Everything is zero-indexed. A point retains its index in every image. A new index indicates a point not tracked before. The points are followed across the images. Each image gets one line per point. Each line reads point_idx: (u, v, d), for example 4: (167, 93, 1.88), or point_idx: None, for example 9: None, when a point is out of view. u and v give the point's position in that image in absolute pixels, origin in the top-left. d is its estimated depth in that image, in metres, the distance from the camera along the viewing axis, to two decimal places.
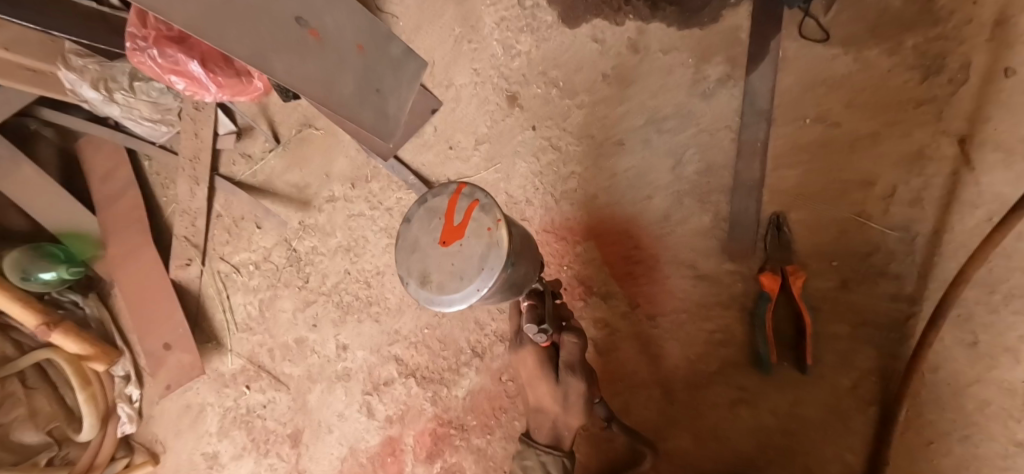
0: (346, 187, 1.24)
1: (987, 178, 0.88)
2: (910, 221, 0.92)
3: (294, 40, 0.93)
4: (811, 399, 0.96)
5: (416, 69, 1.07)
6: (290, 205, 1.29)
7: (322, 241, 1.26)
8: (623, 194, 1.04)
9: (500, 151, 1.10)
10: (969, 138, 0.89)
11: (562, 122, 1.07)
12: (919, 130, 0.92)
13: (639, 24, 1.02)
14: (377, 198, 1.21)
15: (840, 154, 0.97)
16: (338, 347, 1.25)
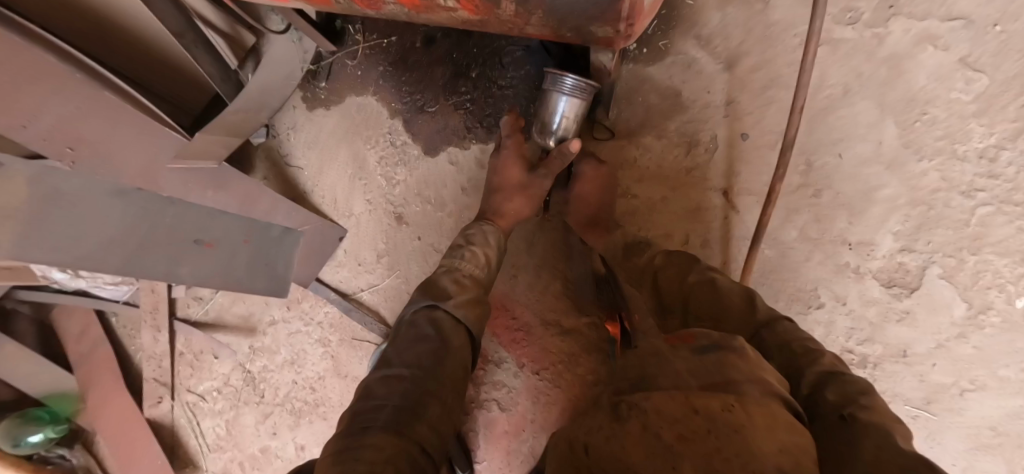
0: (283, 308, 1.46)
1: (749, 215, 1.20)
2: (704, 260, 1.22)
3: (192, 255, 1.32)
4: None
5: (296, 239, 1.39)
6: (239, 333, 1.52)
7: (270, 359, 1.48)
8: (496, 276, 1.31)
9: (398, 258, 1.38)
10: (729, 190, 1.21)
11: (438, 229, 1.37)
12: (695, 190, 1.23)
13: (480, 145, 1.36)
14: (309, 315, 1.44)
15: (643, 216, 1.25)
16: (298, 447, 1.46)
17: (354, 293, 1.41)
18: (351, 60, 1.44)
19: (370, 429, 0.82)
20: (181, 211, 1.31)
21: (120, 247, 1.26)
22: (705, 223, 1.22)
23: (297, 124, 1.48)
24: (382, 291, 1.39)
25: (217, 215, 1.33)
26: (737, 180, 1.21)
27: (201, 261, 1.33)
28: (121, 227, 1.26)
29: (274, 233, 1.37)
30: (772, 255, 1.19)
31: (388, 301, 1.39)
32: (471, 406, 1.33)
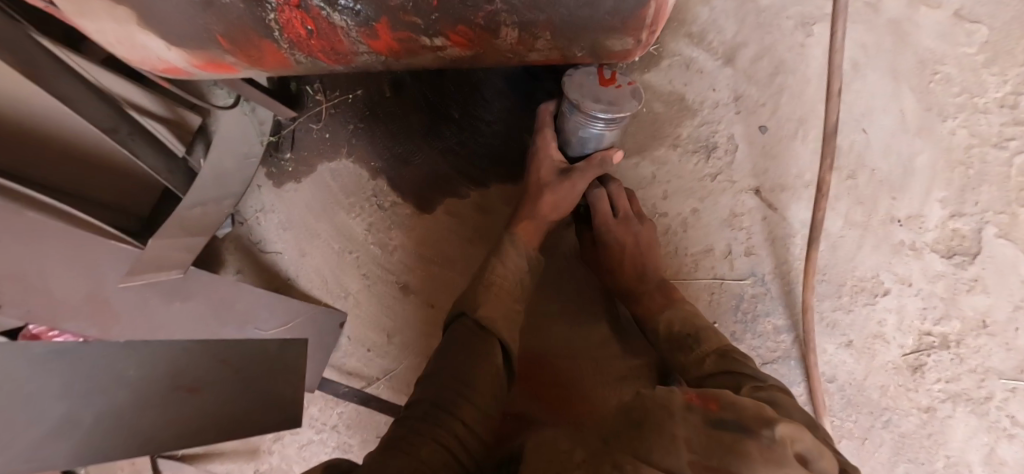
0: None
1: (791, 210, 1.12)
2: (753, 266, 1.12)
3: (175, 409, 1.12)
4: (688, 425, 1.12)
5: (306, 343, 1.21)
6: (242, 456, 1.25)
7: None
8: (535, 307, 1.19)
9: (411, 334, 1.21)
10: (761, 188, 1.13)
11: (451, 291, 1.22)
12: (723, 196, 1.14)
13: (479, 190, 1.23)
14: (320, 420, 1.23)
15: (676, 233, 1.15)
16: None
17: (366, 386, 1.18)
18: (315, 124, 1.28)
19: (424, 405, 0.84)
20: (144, 360, 1.11)
21: (84, 419, 1.05)
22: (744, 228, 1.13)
23: (267, 205, 1.30)
24: (399, 377, 1.18)
25: (193, 351, 1.15)
26: (766, 177, 1.14)
27: (186, 414, 1.13)
28: (75, 401, 1.05)
29: (253, 349, 1.19)
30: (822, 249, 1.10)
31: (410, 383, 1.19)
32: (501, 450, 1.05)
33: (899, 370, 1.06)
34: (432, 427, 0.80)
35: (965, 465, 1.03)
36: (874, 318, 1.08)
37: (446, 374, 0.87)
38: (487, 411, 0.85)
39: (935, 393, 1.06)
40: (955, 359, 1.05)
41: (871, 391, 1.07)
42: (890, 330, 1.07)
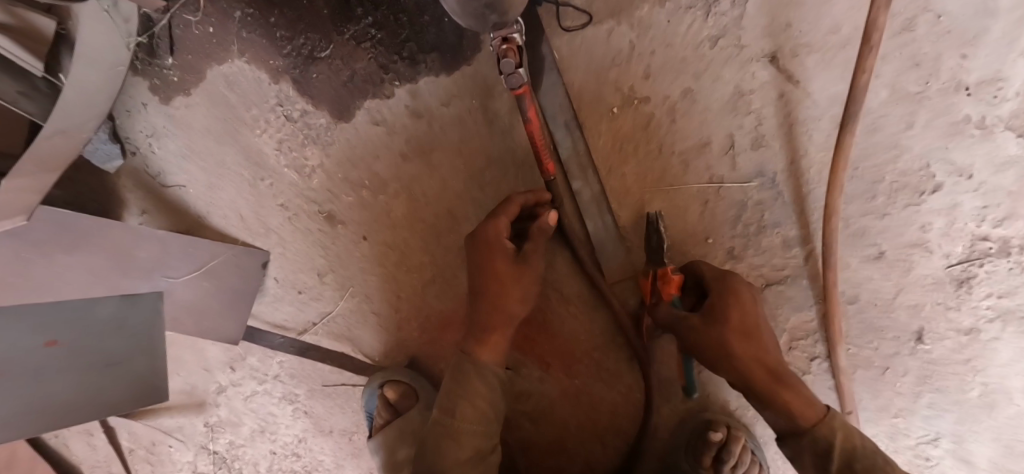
0: (228, 372, 1.02)
1: (817, 83, 0.91)
2: (761, 164, 0.92)
3: (51, 366, 0.91)
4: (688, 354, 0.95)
5: (234, 281, 0.98)
6: (188, 409, 1.04)
7: (235, 433, 1.03)
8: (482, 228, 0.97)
9: (349, 273, 0.99)
10: (778, 53, 0.91)
11: (388, 220, 0.99)
12: (728, 69, 0.93)
13: (408, 86, 0.97)
14: (262, 371, 1.01)
15: (660, 127, 0.95)
16: None
17: (301, 336, 1.00)
18: (193, 15, 0.99)
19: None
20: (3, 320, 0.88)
21: None
22: (751, 111, 0.93)
23: (159, 128, 1.03)
24: (338, 321, 0.99)
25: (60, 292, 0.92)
26: (785, 38, 0.91)
27: (62, 370, 0.92)
28: None
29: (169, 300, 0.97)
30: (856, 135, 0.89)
31: (355, 329, 0.99)
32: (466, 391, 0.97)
33: (941, 283, 0.90)
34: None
35: (1003, 393, 0.91)
36: (916, 224, 0.90)
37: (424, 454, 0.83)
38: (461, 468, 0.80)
39: (980, 311, 0.90)
40: (1015, 268, 0.87)
41: (901, 312, 0.92)
42: (934, 237, 0.89)
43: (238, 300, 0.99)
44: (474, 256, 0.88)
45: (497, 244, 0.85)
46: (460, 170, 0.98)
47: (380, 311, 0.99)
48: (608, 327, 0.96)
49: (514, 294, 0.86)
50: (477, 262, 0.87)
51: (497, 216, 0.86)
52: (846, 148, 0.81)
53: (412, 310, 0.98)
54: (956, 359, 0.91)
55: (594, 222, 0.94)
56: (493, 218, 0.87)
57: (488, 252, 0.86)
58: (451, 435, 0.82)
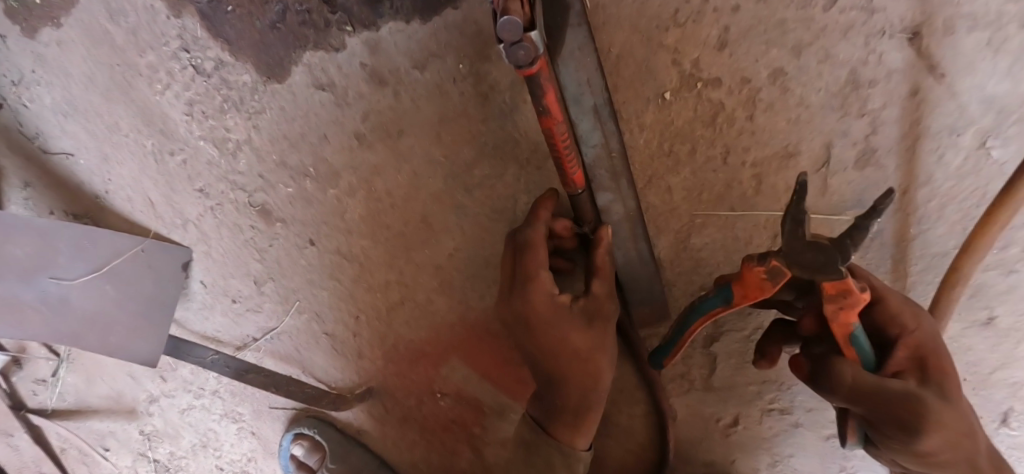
0: (157, 381, 0.85)
1: (975, 81, 0.61)
2: (865, 189, 0.66)
3: None
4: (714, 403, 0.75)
5: (150, 286, 0.77)
6: (118, 415, 0.88)
7: (175, 443, 0.87)
8: (470, 243, 0.71)
9: (292, 285, 0.77)
10: (926, 28, 0.60)
11: (342, 222, 0.73)
12: (842, 45, 0.62)
13: (367, 35, 0.65)
14: (196, 384, 0.84)
15: (731, 125, 0.65)
16: None
17: (239, 354, 0.81)
18: None
19: None
20: None
21: None
22: (862, 113, 0.64)
23: (26, 72, 0.75)
24: (284, 339, 0.80)
25: None
26: (939, 3, 0.60)
27: None
28: None
29: (63, 307, 0.76)
30: (1004, 162, 0.63)
31: (304, 352, 0.80)
32: (434, 422, 0.80)
33: None
34: None
35: None
36: None
37: None
38: None
39: None
40: None
41: (993, 387, 0.71)
42: None
43: (151, 310, 0.76)
44: (517, 330, 0.61)
45: (557, 315, 0.58)
46: (436, 164, 0.69)
47: (333, 332, 0.78)
48: (628, 375, 0.75)
49: (603, 371, 0.59)
50: (523, 337, 0.61)
51: (533, 278, 0.58)
52: (1015, 198, 0.55)
53: (373, 338, 0.77)
54: None
55: (626, 249, 0.67)
56: (525, 285, 0.59)
57: (529, 329, 0.60)
58: None
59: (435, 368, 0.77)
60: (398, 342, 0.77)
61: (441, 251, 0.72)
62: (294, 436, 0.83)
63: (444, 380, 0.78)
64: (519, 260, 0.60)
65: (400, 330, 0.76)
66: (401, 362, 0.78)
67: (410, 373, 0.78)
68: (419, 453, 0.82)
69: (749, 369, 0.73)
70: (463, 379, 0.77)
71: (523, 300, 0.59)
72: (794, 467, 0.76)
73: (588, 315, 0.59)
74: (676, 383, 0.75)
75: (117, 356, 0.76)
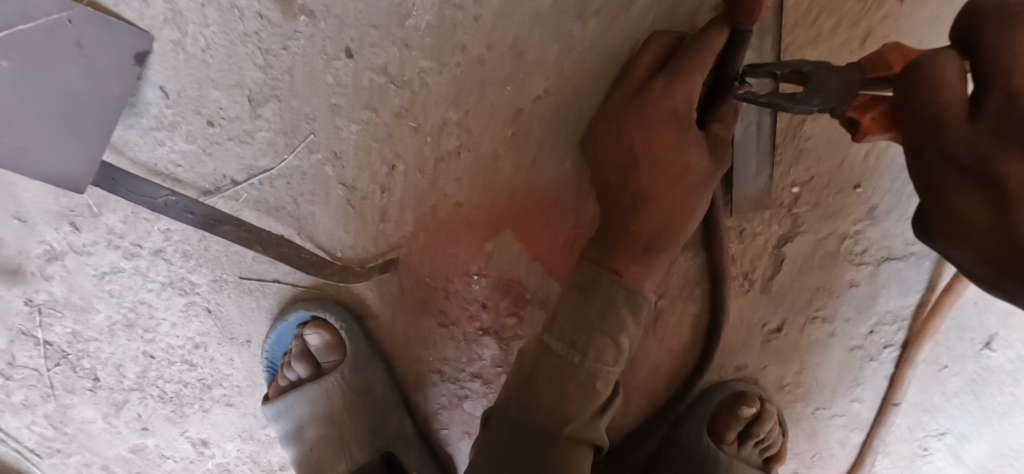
0: (63, 230, 0.61)
1: None
2: None
3: None
4: (768, 305, 0.75)
5: (73, 78, 0.54)
6: None
7: (82, 320, 0.66)
8: (568, 90, 0.57)
9: (306, 110, 0.57)
10: None
11: (399, 30, 0.55)
12: None
13: None
14: (125, 239, 0.62)
15: (877, 6, 0.59)
16: (195, 443, 0.72)
17: (205, 200, 0.59)
18: None
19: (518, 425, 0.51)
20: None
21: None
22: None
23: None
24: (278, 185, 0.59)
25: None
26: None
27: None
28: None
29: None
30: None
31: (306, 206, 0.60)
32: (460, 308, 0.66)
33: None
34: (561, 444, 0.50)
35: None
36: None
37: (543, 390, 0.51)
38: (596, 412, 0.51)
39: None
40: None
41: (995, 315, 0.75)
42: None
43: (74, 113, 0.54)
44: (636, 130, 0.51)
45: (689, 120, 0.49)
46: None
47: (349, 180, 0.59)
48: (695, 266, 0.71)
49: (697, 212, 0.52)
50: (638, 139, 0.51)
51: (694, 68, 0.48)
52: None
53: (408, 197, 0.61)
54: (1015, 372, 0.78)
55: (746, 123, 0.62)
56: (677, 75, 0.49)
57: (655, 128, 0.50)
58: (585, 383, 0.50)
59: (480, 242, 0.63)
60: (443, 202, 0.61)
61: (526, 93, 0.57)
62: (310, 319, 0.65)
63: (485, 260, 0.64)
64: (677, 52, 0.50)
65: (446, 187, 0.60)
66: (439, 228, 0.62)
67: (447, 244, 0.63)
68: (430, 347, 0.68)
69: (806, 277, 0.73)
70: (511, 260, 0.64)
71: (671, 90, 0.49)
72: (815, 377, 0.78)
73: (709, 142, 0.51)
74: (737, 282, 0.74)
75: (19, 171, 0.56)
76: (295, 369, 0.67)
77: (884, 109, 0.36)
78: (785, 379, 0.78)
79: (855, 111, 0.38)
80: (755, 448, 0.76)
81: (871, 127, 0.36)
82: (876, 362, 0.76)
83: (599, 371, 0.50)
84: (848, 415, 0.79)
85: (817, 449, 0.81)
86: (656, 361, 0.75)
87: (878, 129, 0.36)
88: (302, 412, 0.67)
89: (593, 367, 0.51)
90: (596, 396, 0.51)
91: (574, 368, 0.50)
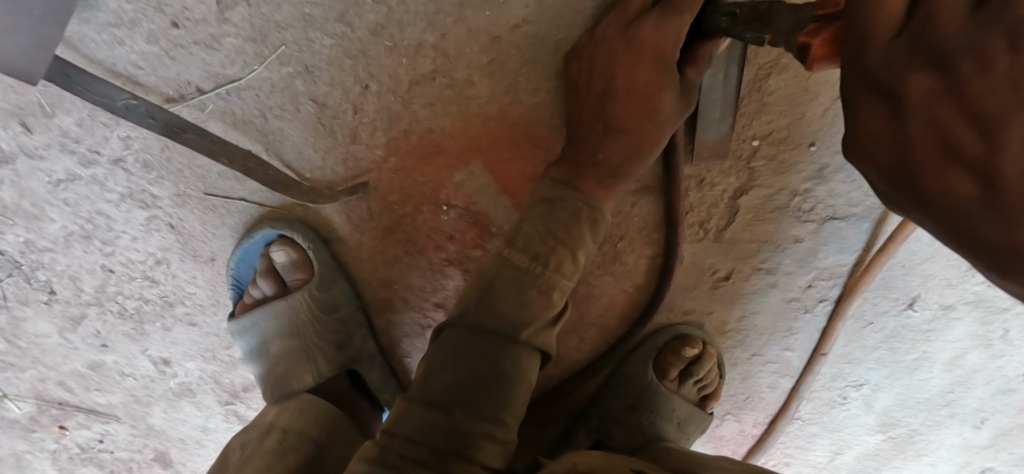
0: (14, 131, 0.62)
1: None
2: None
3: None
4: (718, 256, 0.79)
5: None
6: None
7: (36, 230, 0.68)
8: (544, 20, 0.57)
9: (278, 19, 0.57)
10: None
11: None
12: None
13: None
14: (85, 147, 0.63)
15: None
16: (155, 361, 0.77)
17: (168, 107, 0.59)
18: None
19: (475, 334, 0.53)
20: None
21: None
22: None
23: None
24: (247, 98, 0.60)
25: None
26: None
27: None
28: None
29: None
30: None
31: (275, 121, 0.61)
32: (428, 237, 0.67)
33: None
34: (517, 352, 0.53)
35: (939, 362, 0.91)
36: None
37: (502, 300, 0.53)
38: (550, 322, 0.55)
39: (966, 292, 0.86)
40: None
41: None
42: None
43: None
44: (620, 68, 0.53)
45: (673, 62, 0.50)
46: None
47: (321, 98, 0.60)
48: (654, 213, 0.73)
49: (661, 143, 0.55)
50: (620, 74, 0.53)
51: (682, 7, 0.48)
52: None
53: (381, 117, 0.61)
54: (924, 328, 0.89)
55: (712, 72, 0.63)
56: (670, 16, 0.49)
57: (637, 67, 0.52)
58: (540, 289, 0.54)
59: (450, 170, 0.64)
60: (414, 127, 0.62)
61: (505, 18, 0.57)
62: (277, 238, 0.67)
63: (454, 189, 0.65)
64: None
65: (419, 110, 0.61)
66: (410, 154, 0.63)
67: (416, 170, 0.64)
68: (398, 273, 0.69)
69: (759, 227, 0.77)
70: (479, 189, 0.65)
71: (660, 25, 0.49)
72: (754, 324, 0.83)
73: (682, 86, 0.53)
74: (692, 230, 0.77)
75: None
76: (261, 286, 0.69)
77: (829, 37, 0.35)
78: (728, 325, 0.83)
79: (805, 37, 0.37)
80: (692, 387, 0.82)
81: (818, 49, 0.36)
82: (811, 315, 0.82)
83: (555, 281, 0.55)
84: (781, 362, 0.85)
85: (750, 390, 0.88)
86: (612, 300, 0.79)
87: (824, 56, 0.36)
88: (267, 327, 0.68)
89: (551, 278, 0.55)
90: (553, 303, 0.55)
91: (536, 276, 0.54)
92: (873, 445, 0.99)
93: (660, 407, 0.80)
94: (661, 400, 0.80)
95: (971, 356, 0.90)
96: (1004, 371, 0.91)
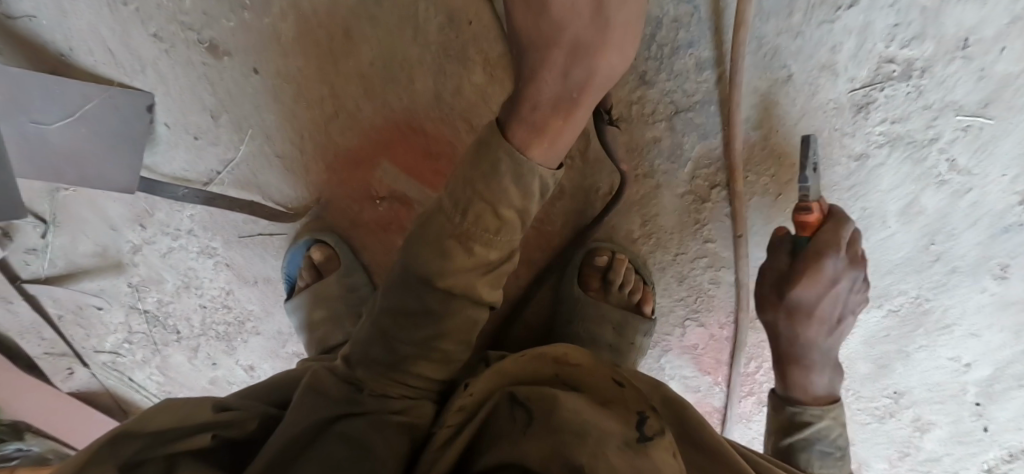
0: (137, 230, 1.04)
1: None
2: None
3: None
4: (602, 173, 0.94)
5: (114, 122, 0.94)
6: (108, 272, 1.07)
7: (161, 290, 1.08)
8: (386, 54, 0.89)
9: (244, 113, 0.94)
10: None
11: (277, 47, 0.90)
12: None
13: None
14: (172, 226, 1.03)
15: None
16: (246, 368, 1.13)
17: (207, 188, 0.99)
18: None
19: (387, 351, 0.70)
20: None
21: None
22: None
23: None
24: (242, 167, 0.97)
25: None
26: None
27: None
28: None
29: (45, 146, 0.94)
30: None
31: (262, 176, 0.97)
32: (380, 225, 1.00)
33: (841, 109, 0.87)
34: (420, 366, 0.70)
35: (879, 215, 0.91)
36: (828, 43, 0.83)
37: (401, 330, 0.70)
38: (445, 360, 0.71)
39: (873, 137, 0.88)
40: (913, 92, 0.84)
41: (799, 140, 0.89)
42: (843, 60, 0.84)
43: (118, 142, 0.94)
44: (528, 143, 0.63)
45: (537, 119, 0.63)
46: None
47: (282, 153, 0.96)
48: None
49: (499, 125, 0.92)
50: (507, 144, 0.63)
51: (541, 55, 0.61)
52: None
53: (317, 151, 0.95)
54: (845, 187, 0.91)
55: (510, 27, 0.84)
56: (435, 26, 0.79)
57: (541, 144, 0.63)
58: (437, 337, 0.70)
59: (371, 172, 0.96)
60: (339, 152, 0.95)
61: (362, 61, 0.90)
62: (315, 242, 0.99)
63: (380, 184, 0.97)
64: None
65: (337, 138, 0.95)
66: (343, 171, 0.96)
67: (352, 179, 0.97)
68: (370, 254, 1.02)
69: None
70: (393, 179, 0.97)
71: (564, 99, 0.62)
72: (661, 226, 0.97)
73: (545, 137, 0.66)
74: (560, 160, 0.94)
75: (98, 184, 0.97)
76: (304, 278, 1.01)
77: None
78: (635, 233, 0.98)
79: None
80: (622, 293, 0.98)
81: None
82: (711, 203, 0.93)
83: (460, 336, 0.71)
84: (707, 255, 0.97)
85: (695, 291, 1.00)
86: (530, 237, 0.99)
87: None
88: (307, 305, 1.00)
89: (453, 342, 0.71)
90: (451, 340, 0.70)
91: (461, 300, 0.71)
92: (876, 325, 0.99)
93: (590, 313, 0.97)
94: (588, 308, 0.97)
95: (923, 199, 0.89)
96: (987, 204, 0.88)
